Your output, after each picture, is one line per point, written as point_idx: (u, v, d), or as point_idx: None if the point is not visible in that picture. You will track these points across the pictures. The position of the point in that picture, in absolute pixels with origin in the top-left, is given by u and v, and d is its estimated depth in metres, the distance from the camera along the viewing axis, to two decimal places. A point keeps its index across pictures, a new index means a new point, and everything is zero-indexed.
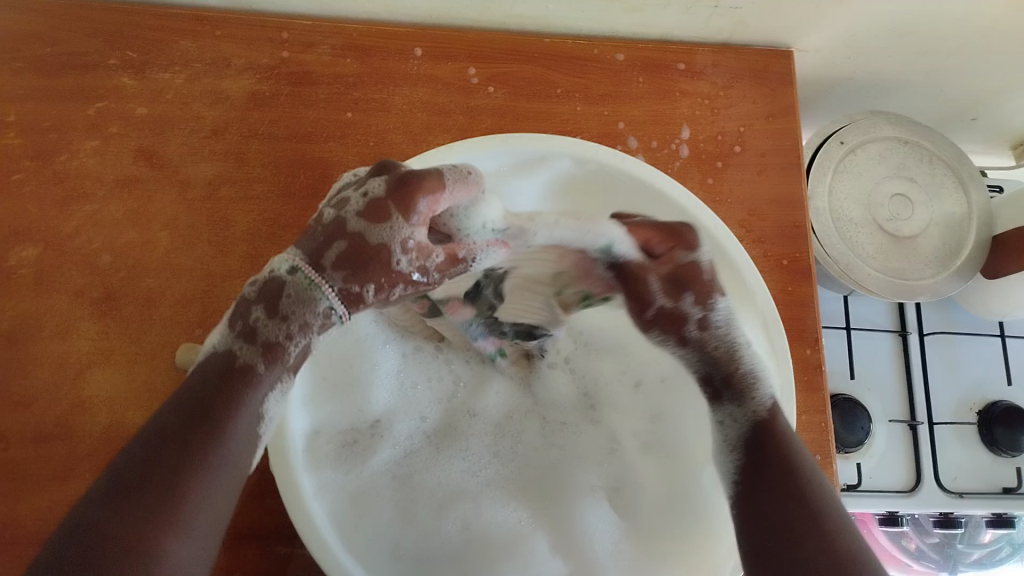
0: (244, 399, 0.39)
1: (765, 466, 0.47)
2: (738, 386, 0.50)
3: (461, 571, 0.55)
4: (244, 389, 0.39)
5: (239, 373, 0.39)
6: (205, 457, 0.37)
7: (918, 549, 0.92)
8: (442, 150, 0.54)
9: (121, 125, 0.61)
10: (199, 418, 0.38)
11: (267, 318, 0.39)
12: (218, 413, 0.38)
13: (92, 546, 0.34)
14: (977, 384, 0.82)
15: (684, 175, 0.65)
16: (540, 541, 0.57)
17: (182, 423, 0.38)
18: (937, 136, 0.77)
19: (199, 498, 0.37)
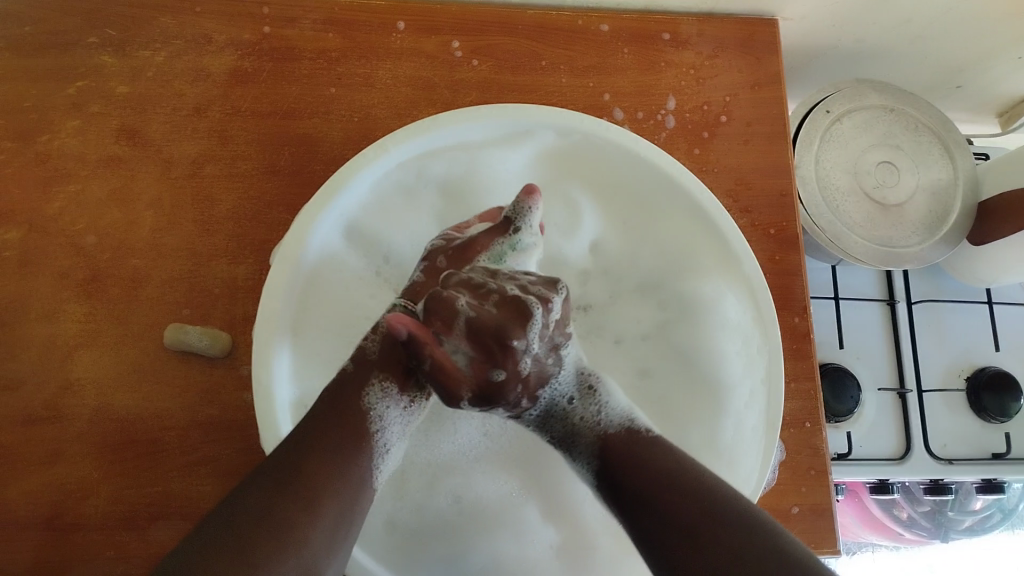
0: (360, 404, 0.47)
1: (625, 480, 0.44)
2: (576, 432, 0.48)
3: (454, 539, 0.56)
4: (364, 395, 0.48)
5: (354, 372, 0.49)
6: (353, 452, 0.45)
7: (909, 518, 0.92)
8: (428, 123, 0.55)
9: (102, 104, 0.60)
10: (343, 434, 0.45)
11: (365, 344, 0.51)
12: (344, 403, 0.47)
13: (250, 519, 0.39)
14: (965, 351, 0.83)
15: (671, 145, 0.65)
16: (534, 509, 0.58)
17: (332, 426, 0.45)
18: (923, 103, 0.77)
19: (332, 490, 0.42)
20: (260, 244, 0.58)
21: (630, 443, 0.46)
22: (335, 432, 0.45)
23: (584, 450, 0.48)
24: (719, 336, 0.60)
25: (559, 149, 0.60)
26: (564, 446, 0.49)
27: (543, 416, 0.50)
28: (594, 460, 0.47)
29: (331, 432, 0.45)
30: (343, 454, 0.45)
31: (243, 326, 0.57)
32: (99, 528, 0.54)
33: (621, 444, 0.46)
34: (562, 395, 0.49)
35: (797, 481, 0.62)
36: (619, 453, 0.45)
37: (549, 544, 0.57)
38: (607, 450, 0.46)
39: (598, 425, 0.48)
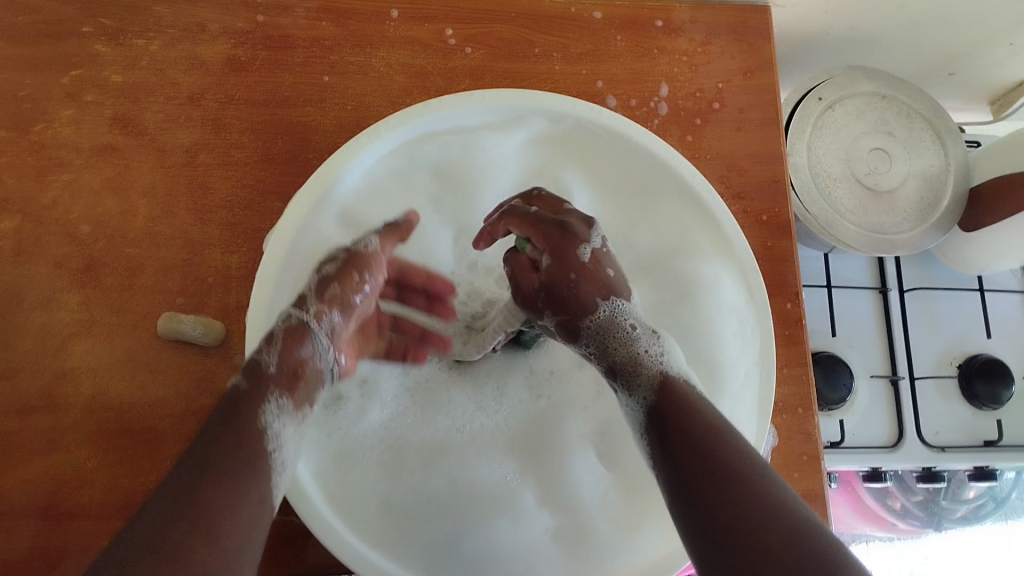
0: (255, 416, 0.41)
1: (668, 429, 0.42)
2: (626, 371, 0.47)
3: (452, 518, 0.56)
4: (260, 401, 0.42)
5: (249, 387, 0.42)
6: (257, 477, 0.39)
7: (902, 508, 0.93)
8: (422, 108, 0.55)
9: (96, 93, 0.60)
10: (244, 457, 0.39)
11: (267, 350, 0.44)
12: (241, 418, 0.40)
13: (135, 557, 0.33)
14: (957, 338, 0.83)
15: (664, 133, 0.65)
16: (530, 494, 0.58)
17: (230, 440, 0.39)
18: (915, 91, 0.77)
19: (229, 511, 0.36)
20: (255, 233, 0.59)
21: (689, 400, 0.44)
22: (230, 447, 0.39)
23: (643, 384, 0.46)
24: (719, 319, 0.60)
25: (553, 135, 0.60)
26: (622, 379, 0.47)
27: (600, 342, 0.49)
28: (653, 396, 0.45)
29: (232, 456, 0.38)
30: (240, 482, 0.38)
31: (237, 315, 0.57)
32: (94, 516, 0.54)
33: (684, 415, 0.43)
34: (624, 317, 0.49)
35: (790, 467, 0.63)
36: (669, 419, 0.43)
37: (545, 527, 0.57)
38: (668, 390, 0.44)
39: (659, 366, 0.46)
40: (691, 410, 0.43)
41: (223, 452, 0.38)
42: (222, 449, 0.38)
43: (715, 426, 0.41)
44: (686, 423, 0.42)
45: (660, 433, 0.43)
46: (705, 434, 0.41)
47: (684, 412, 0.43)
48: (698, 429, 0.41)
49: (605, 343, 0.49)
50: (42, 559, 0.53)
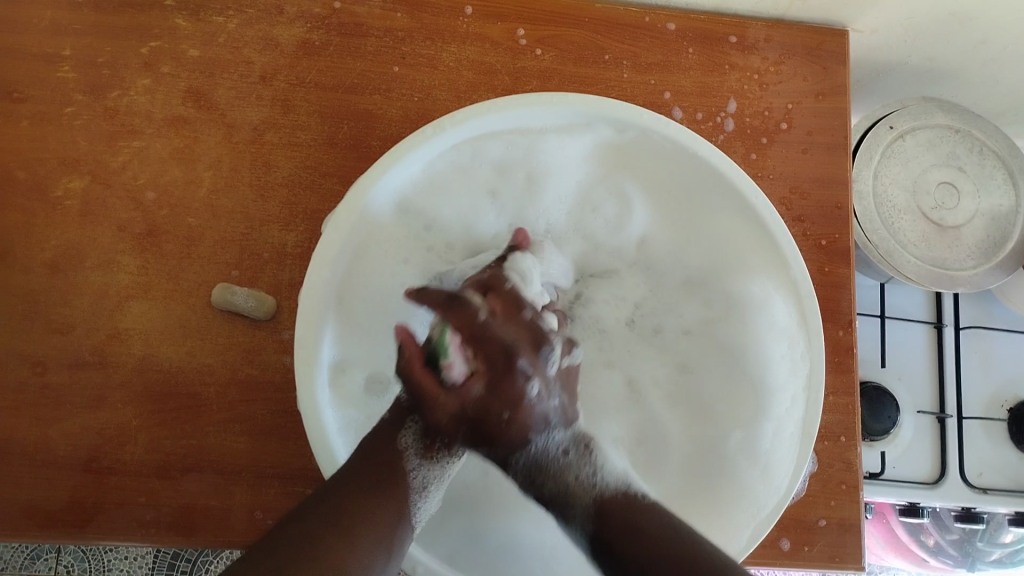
0: (395, 445, 0.48)
1: (608, 539, 0.44)
2: (559, 504, 0.47)
3: (473, 515, 0.57)
4: (398, 436, 0.48)
5: (391, 424, 0.49)
6: (391, 492, 0.46)
7: (936, 545, 0.92)
8: (484, 105, 0.55)
9: (173, 65, 0.61)
10: (376, 483, 0.46)
11: (408, 394, 0.51)
12: (383, 452, 0.47)
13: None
14: (1011, 380, 0.81)
15: (727, 149, 0.65)
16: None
17: (369, 468, 0.46)
18: (990, 126, 0.75)
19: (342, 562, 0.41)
20: (314, 214, 0.60)
21: (631, 511, 0.45)
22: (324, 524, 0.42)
23: (579, 514, 0.46)
24: (768, 339, 0.59)
25: (615, 143, 0.60)
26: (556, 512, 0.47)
27: (534, 478, 0.48)
28: (593, 524, 0.45)
29: (371, 473, 0.46)
30: (373, 505, 0.44)
31: (289, 293, 0.58)
32: (135, 474, 0.56)
33: (642, 531, 0.43)
34: (561, 438, 0.49)
35: (825, 493, 0.62)
36: (616, 533, 0.43)
37: None
38: (610, 514, 0.45)
39: (592, 488, 0.46)
40: (634, 517, 0.44)
41: (365, 479, 0.45)
42: (354, 482, 0.45)
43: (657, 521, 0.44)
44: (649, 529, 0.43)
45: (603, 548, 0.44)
46: (648, 536, 0.42)
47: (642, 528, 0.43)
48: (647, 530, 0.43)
49: (547, 473, 0.48)
50: (83, 510, 0.56)
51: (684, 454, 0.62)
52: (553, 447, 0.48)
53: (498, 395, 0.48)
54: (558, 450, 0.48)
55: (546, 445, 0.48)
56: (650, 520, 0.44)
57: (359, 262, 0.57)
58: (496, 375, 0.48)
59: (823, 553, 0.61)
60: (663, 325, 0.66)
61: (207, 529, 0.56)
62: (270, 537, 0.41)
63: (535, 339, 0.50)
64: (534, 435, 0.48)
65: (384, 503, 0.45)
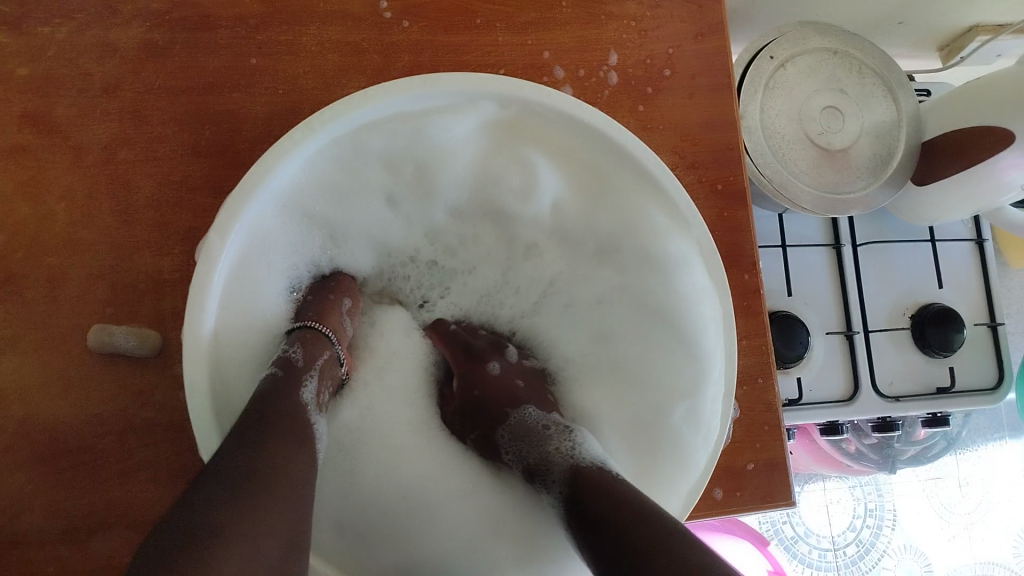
0: (299, 394, 0.47)
1: (575, 506, 0.45)
2: (540, 471, 0.51)
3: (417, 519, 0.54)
4: (303, 386, 0.48)
5: (286, 376, 0.48)
6: (302, 434, 0.44)
7: (857, 451, 0.95)
8: (352, 99, 0.50)
9: (1, 89, 0.55)
10: (292, 426, 0.44)
11: (299, 347, 0.52)
12: (287, 393, 0.46)
13: (231, 496, 0.36)
14: (909, 289, 0.84)
15: (614, 104, 0.63)
16: (498, 496, 0.57)
17: (284, 413, 0.44)
18: (866, 44, 0.76)
19: (287, 494, 0.39)
20: (187, 233, 0.55)
21: (601, 474, 0.47)
22: (262, 453, 0.40)
23: (557, 477, 0.49)
24: (683, 301, 0.58)
25: (501, 119, 0.56)
26: (538, 479, 0.51)
27: (518, 444, 0.55)
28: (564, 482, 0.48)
29: (285, 420, 0.44)
30: (295, 449, 0.42)
31: (173, 322, 0.54)
32: (37, 547, 0.51)
33: (599, 486, 0.45)
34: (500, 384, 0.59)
35: (751, 437, 0.63)
36: (582, 486, 0.46)
37: (515, 527, 0.55)
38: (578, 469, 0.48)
39: (569, 455, 0.51)
40: (603, 477, 0.46)
41: (287, 411, 0.45)
42: (281, 418, 0.44)
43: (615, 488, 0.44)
44: (595, 487, 0.45)
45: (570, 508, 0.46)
46: (598, 495, 0.44)
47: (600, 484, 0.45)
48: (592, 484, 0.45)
49: (522, 444, 0.55)
50: None
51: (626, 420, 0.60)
52: (529, 414, 0.57)
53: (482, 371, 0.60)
54: (532, 417, 0.56)
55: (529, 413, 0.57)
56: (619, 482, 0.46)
57: (251, 273, 0.53)
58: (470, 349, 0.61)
59: (756, 495, 0.62)
60: (575, 301, 0.64)
61: None
62: (210, 467, 0.38)
63: (499, 343, 0.63)
64: (511, 410, 0.57)
65: (299, 448, 0.43)
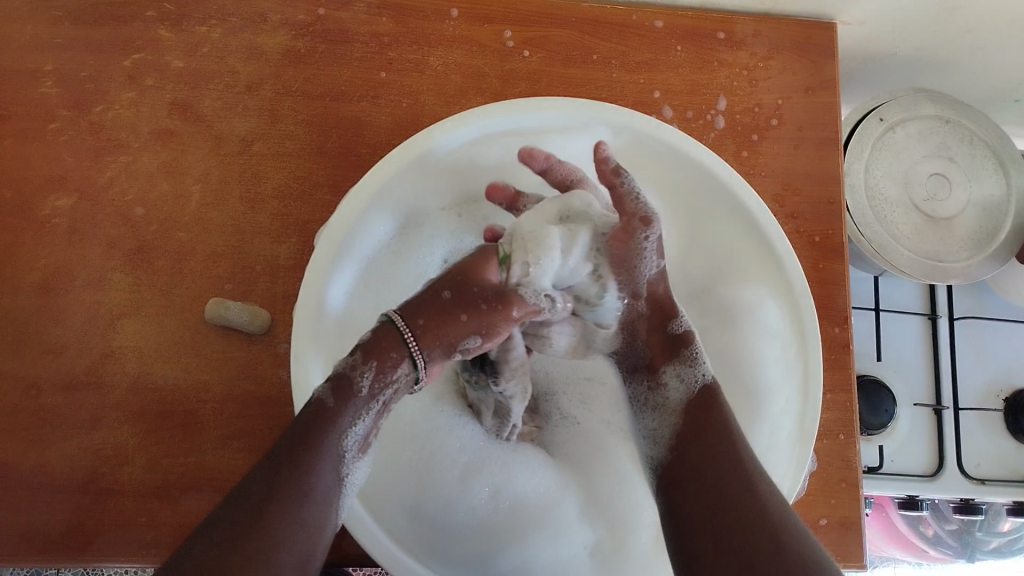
0: (337, 435, 0.45)
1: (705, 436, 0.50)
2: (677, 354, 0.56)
3: (488, 535, 0.57)
4: (343, 427, 0.45)
5: (336, 406, 0.45)
6: (323, 471, 0.43)
7: (935, 536, 0.92)
8: (476, 113, 0.54)
9: (157, 78, 0.60)
10: (315, 456, 0.43)
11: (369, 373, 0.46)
12: (324, 430, 0.44)
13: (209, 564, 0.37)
14: (1005, 370, 0.81)
15: (719, 147, 0.64)
16: (570, 506, 0.60)
17: (316, 441, 0.43)
18: (980, 117, 0.75)
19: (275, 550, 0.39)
20: (305, 224, 0.59)
21: (722, 412, 0.51)
22: (260, 508, 0.40)
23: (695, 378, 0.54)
24: (770, 342, 0.59)
25: (612, 148, 0.59)
26: (676, 358, 0.55)
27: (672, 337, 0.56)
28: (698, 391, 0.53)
29: (312, 455, 0.43)
30: (313, 479, 0.42)
31: (283, 305, 0.58)
32: (134, 495, 0.55)
33: (728, 441, 0.49)
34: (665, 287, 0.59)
35: (826, 492, 0.62)
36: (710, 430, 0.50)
37: (584, 543, 0.58)
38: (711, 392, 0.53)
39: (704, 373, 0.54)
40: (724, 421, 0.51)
41: (306, 448, 0.43)
42: (291, 458, 0.42)
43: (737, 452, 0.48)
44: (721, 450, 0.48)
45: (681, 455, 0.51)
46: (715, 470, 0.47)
47: (716, 446, 0.49)
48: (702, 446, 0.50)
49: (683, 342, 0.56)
50: (82, 533, 0.55)
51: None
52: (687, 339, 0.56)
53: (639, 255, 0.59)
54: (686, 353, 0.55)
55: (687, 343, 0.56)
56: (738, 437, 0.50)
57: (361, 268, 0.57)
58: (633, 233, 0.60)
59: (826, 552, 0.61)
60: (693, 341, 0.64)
61: None
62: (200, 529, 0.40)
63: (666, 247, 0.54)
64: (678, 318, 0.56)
65: (313, 488, 0.42)
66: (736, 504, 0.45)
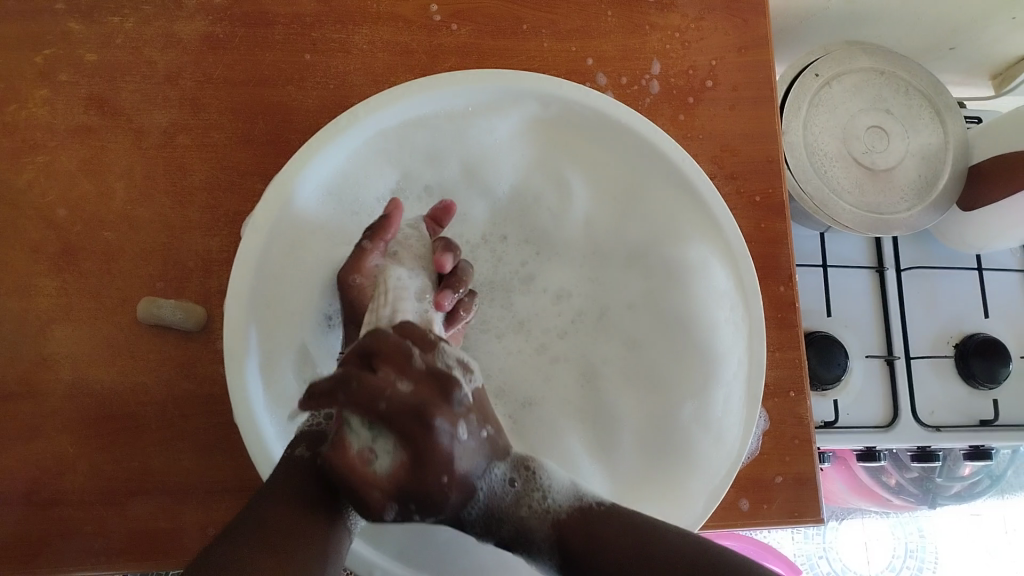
0: (321, 471, 0.45)
1: (571, 550, 0.42)
2: (521, 544, 0.44)
3: None
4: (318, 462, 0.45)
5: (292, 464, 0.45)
6: (326, 513, 0.43)
7: (898, 485, 0.92)
8: (400, 90, 0.53)
9: (71, 73, 0.58)
10: (305, 498, 0.43)
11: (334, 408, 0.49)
12: (302, 471, 0.44)
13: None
14: (954, 317, 0.82)
15: (655, 112, 0.63)
16: None
17: (298, 484, 0.43)
18: (913, 67, 0.76)
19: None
20: (236, 215, 0.57)
21: (603, 514, 0.44)
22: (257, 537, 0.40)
23: (542, 548, 0.43)
24: (710, 304, 0.59)
25: (545, 119, 0.59)
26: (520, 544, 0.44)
27: (493, 517, 0.44)
28: (554, 555, 0.43)
29: (298, 493, 0.43)
30: (307, 513, 0.42)
31: (219, 300, 0.56)
32: (77, 503, 0.54)
33: (602, 541, 0.42)
34: (500, 469, 0.44)
35: (780, 450, 0.62)
36: (581, 543, 0.42)
37: None
38: (564, 536, 0.43)
39: (547, 515, 0.44)
40: (602, 528, 0.43)
41: (294, 491, 0.43)
42: (280, 499, 0.42)
43: (654, 527, 0.42)
44: (608, 535, 0.42)
45: (570, 561, 0.42)
46: (630, 540, 0.41)
47: (654, 545, 0.41)
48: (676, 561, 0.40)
49: (516, 511, 0.44)
50: (25, 546, 0.53)
51: (636, 427, 0.60)
52: (518, 510, 0.44)
53: (439, 421, 0.39)
54: (522, 500, 0.44)
55: (520, 509, 0.44)
56: (625, 517, 0.43)
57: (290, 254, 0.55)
58: (444, 387, 0.40)
59: (783, 509, 0.61)
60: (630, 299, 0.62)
61: (157, 552, 0.54)
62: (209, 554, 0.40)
63: (437, 379, 0.40)
64: (476, 482, 0.43)
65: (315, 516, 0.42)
66: None
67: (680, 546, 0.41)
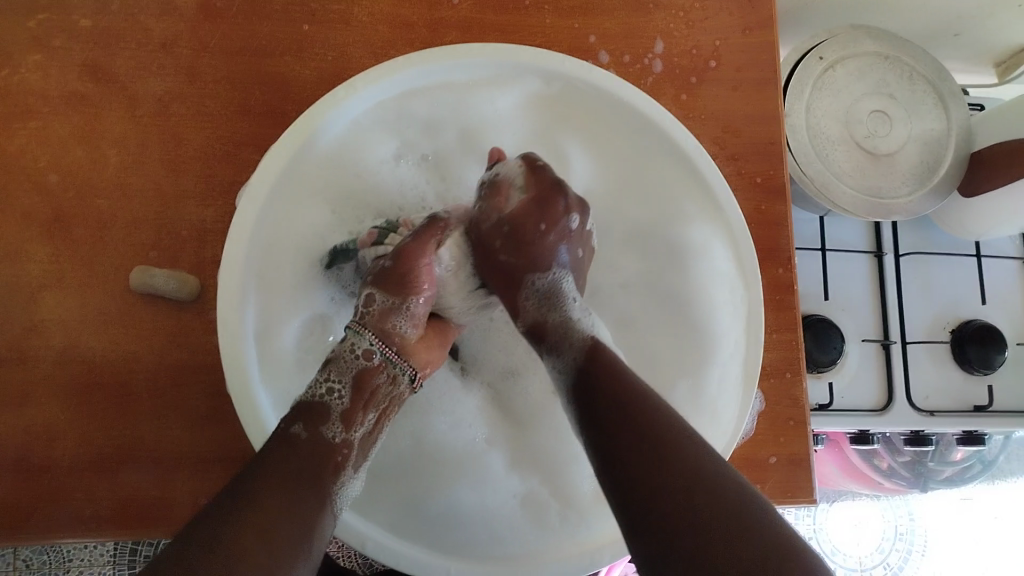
0: (319, 447, 0.44)
1: (588, 390, 0.45)
2: (557, 339, 0.49)
3: (416, 480, 0.56)
4: (319, 434, 0.45)
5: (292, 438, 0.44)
6: (319, 494, 0.42)
7: (889, 468, 0.93)
8: (399, 63, 0.53)
9: (65, 39, 0.57)
10: (297, 471, 0.42)
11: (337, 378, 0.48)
12: (299, 445, 0.43)
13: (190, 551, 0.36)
14: (952, 303, 0.82)
15: (657, 91, 0.63)
16: (498, 457, 0.58)
17: (291, 457, 0.42)
18: (918, 51, 0.75)
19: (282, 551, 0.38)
20: (231, 186, 0.57)
21: (614, 366, 0.46)
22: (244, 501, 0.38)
23: (572, 351, 0.48)
24: (709, 285, 0.59)
25: (546, 96, 0.58)
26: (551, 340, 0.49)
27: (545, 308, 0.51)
28: (581, 357, 0.47)
29: (290, 464, 0.42)
30: (296, 486, 0.41)
31: (213, 271, 0.56)
32: (70, 470, 0.54)
33: (621, 377, 0.44)
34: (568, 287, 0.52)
35: (774, 432, 0.62)
36: (596, 378, 0.45)
37: (512, 492, 0.57)
38: (596, 352, 0.47)
39: (590, 334, 0.49)
40: (613, 371, 0.45)
41: (290, 465, 0.42)
42: (275, 471, 0.41)
43: (644, 388, 0.43)
44: (612, 382, 0.44)
45: (587, 403, 0.44)
46: (625, 399, 0.42)
47: (639, 410, 0.41)
48: (653, 426, 0.40)
49: (565, 321, 0.50)
50: (18, 511, 0.53)
51: None
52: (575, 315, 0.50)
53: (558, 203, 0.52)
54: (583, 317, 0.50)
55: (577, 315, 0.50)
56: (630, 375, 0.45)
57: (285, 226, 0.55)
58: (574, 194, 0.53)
59: (774, 491, 0.61)
60: (627, 278, 0.62)
61: (149, 520, 0.54)
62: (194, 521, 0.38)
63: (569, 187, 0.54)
64: (552, 266, 0.52)
65: (305, 491, 0.41)
66: (671, 458, 0.38)
67: (663, 421, 0.40)
